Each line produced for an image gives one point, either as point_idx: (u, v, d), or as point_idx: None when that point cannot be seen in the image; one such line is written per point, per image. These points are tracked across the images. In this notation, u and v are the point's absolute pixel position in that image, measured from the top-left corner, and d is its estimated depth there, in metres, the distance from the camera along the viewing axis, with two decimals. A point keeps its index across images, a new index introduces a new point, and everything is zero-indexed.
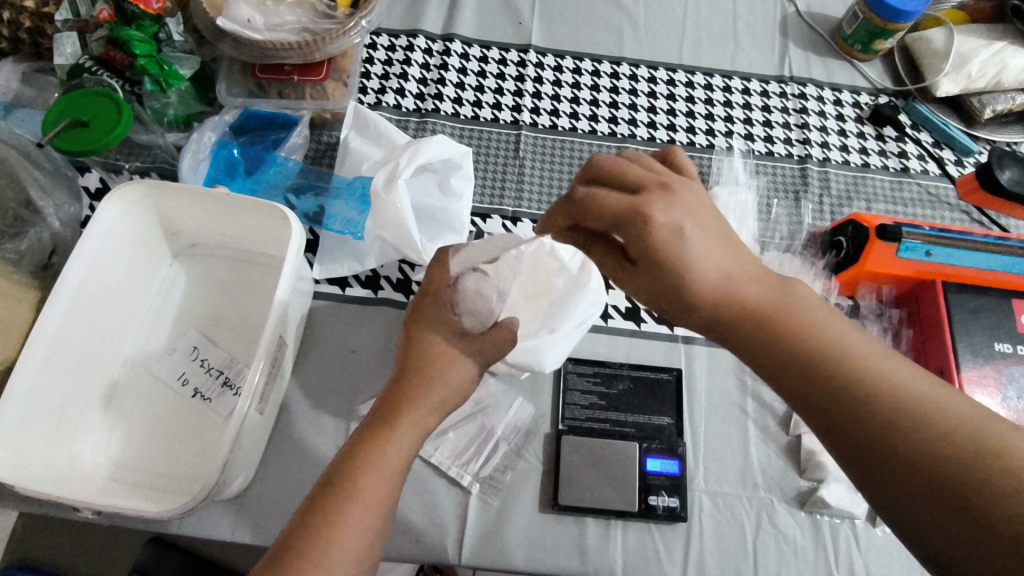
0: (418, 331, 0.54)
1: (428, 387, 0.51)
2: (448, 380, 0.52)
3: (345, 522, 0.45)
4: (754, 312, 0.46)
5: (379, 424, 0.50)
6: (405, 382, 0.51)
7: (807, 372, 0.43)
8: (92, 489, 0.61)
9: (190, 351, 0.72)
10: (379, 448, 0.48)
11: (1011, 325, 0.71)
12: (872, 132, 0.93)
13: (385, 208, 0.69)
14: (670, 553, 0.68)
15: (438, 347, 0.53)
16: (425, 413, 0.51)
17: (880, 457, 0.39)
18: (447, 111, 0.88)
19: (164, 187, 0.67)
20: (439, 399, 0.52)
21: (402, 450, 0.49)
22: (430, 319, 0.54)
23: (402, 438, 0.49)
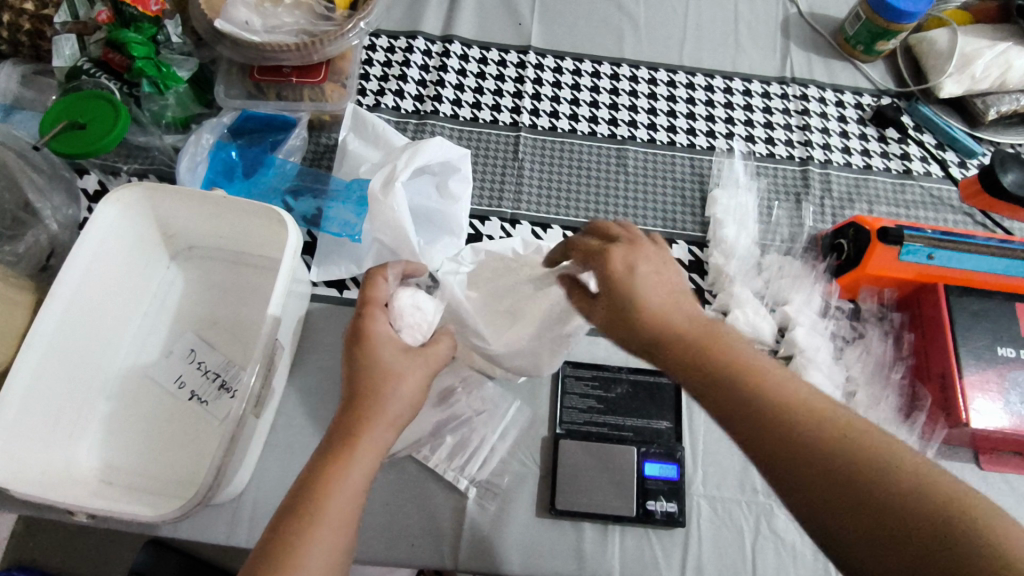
0: (363, 355, 0.53)
1: (377, 407, 0.51)
2: (396, 400, 0.52)
3: (310, 542, 0.44)
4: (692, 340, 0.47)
5: (334, 446, 0.49)
6: (358, 403, 0.51)
7: (743, 399, 0.43)
8: (87, 493, 0.61)
9: (187, 354, 0.72)
10: (341, 465, 0.47)
11: (1014, 329, 0.70)
12: (875, 134, 0.92)
13: (382, 211, 0.69)
14: (668, 558, 0.67)
15: (383, 368, 0.53)
16: (383, 428, 0.51)
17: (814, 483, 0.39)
18: (446, 113, 0.87)
19: (163, 189, 0.67)
20: (391, 417, 0.51)
21: (361, 467, 0.48)
22: (371, 343, 0.54)
23: (358, 458, 0.48)
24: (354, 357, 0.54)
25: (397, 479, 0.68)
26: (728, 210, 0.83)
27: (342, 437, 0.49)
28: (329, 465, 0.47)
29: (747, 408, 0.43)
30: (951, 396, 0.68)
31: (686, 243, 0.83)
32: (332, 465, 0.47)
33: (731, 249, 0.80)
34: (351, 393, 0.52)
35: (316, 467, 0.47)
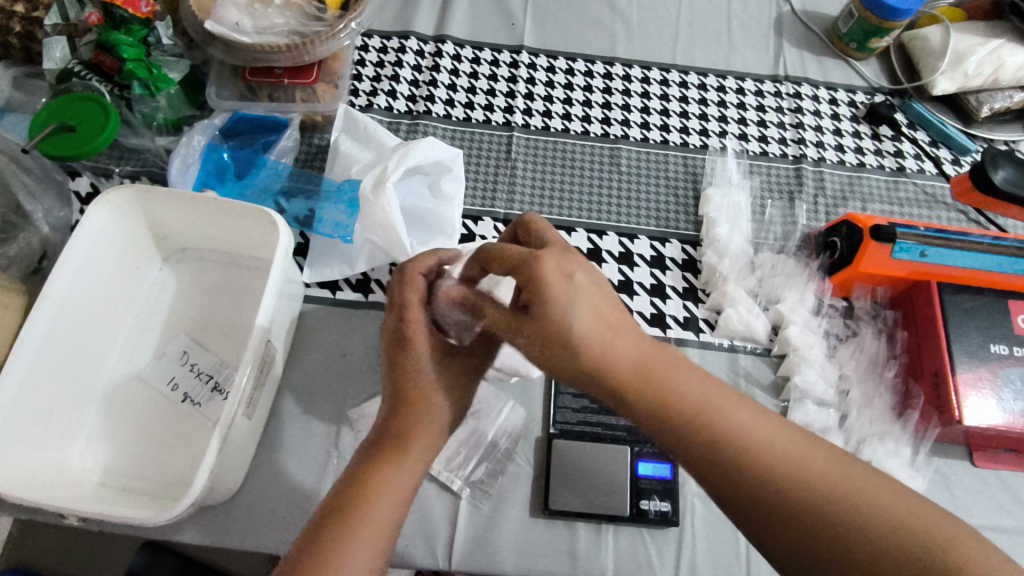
0: (408, 358, 0.52)
1: (422, 414, 0.50)
2: (439, 407, 0.51)
3: (352, 551, 0.44)
4: (635, 371, 0.44)
5: (378, 456, 0.48)
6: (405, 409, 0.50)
7: (685, 434, 0.44)
8: (79, 495, 0.61)
9: (180, 356, 0.72)
10: (387, 473, 0.48)
11: (1006, 326, 0.70)
12: (868, 131, 0.92)
13: (374, 212, 0.69)
14: (662, 557, 0.67)
15: (426, 373, 0.51)
16: (428, 439, 0.50)
17: (756, 510, 0.42)
18: (439, 113, 0.87)
19: (153, 192, 0.67)
20: (436, 425, 0.51)
21: (406, 478, 0.48)
22: (414, 348, 0.52)
23: (403, 467, 0.48)
24: (396, 360, 0.52)
25: None
26: (722, 208, 0.83)
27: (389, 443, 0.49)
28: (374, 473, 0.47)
29: (692, 443, 0.43)
30: (944, 394, 0.68)
31: (680, 243, 0.83)
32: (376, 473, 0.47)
33: (724, 248, 0.80)
34: (395, 399, 0.51)
35: (360, 475, 0.48)
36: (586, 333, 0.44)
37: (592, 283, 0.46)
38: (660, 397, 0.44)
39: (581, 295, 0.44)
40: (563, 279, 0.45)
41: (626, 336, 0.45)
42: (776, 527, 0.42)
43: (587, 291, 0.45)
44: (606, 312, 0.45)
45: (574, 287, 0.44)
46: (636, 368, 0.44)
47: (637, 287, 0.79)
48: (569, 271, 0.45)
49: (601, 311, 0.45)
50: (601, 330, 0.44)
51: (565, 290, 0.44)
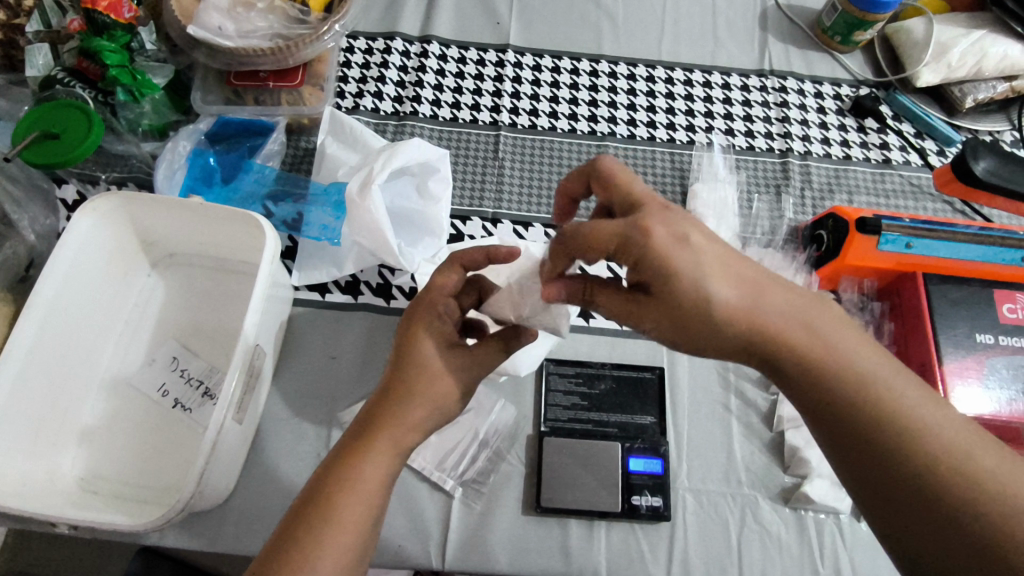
0: (404, 348, 0.54)
1: (401, 404, 0.51)
2: (428, 393, 0.52)
3: (321, 545, 0.45)
4: (772, 324, 0.45)
5: (347, 449, 0.49)
6: (383, 398, 0.51)
7: (822, 386, 0.45)
8: (70, 502, 0.61)
9: (170, 361, 0.72)
10: (357, 463, 0.48)
11: (992, 315, 0.71)
12: (854, 124, 0.92)
13: (360, 214, 0.68)
14: (654, 552, 0.67)
15: (419, 357, 0.53)
16: (406, 430, 0.50)
17: (884, 466, 0.43)
18: (425, 114, 0.87)
19: (138, 198, 0.67)
20: (416, 416, 0.51)
21: (378, 469, 0.48)
22: (417, 334, 0.54)
23: (374, 458, 0.48)
24: (400, 345, 0.54)
25: None
26: (709, 203, 0.83)
27: (358, 436, 0.50)
28: (343, 465, 0.48)
29: (825, 396, 0.45)
30: (931, 384, 0.68)
31: None
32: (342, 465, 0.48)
33: None
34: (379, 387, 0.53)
35: (331, 466, 0.48)
36: (720, 292, 0.45)
37: (716, 245, 0.46)
38: (802, 349, 0.45)
39: (706, 253, 0.45)
40: (686, 240, 0.45)
41: (761, 291, 0.46)
42: (905, 488, 0.42)
43: (711, 249, 0.45)
44: (739, 270, 0.46)
45: (698, 246, 0.45)
46: (775, 323, 0.45)
47: None
48: (683, 234, 0.45)
49: (733, 267, 0.46)
50: (735, 288, 0.45)
51: (684, 253, 0.45)
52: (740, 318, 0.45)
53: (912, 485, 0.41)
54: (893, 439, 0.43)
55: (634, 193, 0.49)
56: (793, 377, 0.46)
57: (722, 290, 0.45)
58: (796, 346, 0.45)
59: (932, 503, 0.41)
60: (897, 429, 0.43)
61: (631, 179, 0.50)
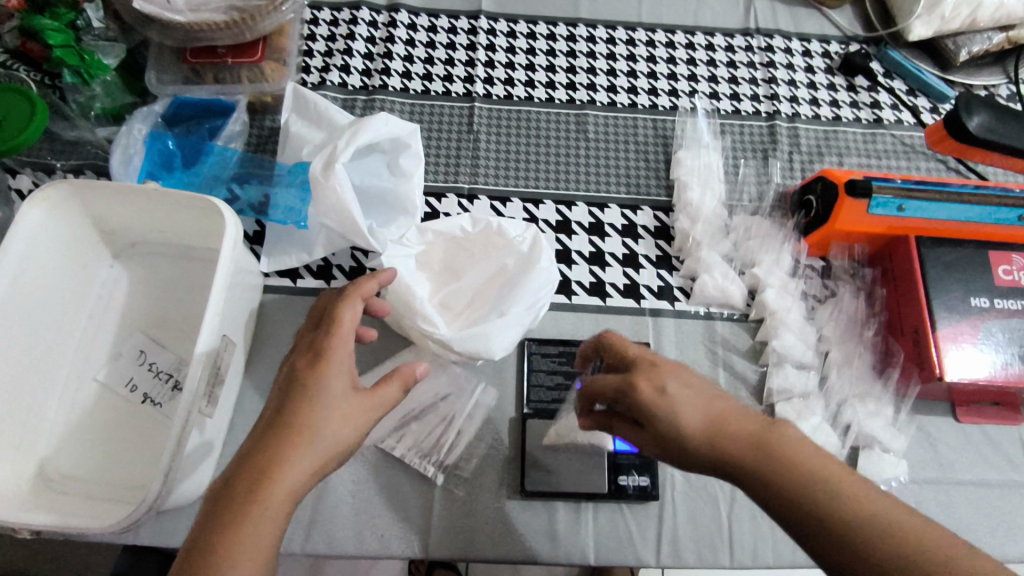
0: (300, 386, 0.47)
1: (295, 455, 0.44)
2: (323, 441, 0.45)
3: None
4: (765, 472, 0.40)
5: (228, 509, 0.40)
6: (275, 441, 0.44)
7: (826, 526, 0.38)
8: (37, 505, 0.59)
9: (137, 355, 0.70)
10: (243, 524, 0.40)
11: (988, 277, 0.68)
12: (844, 83, 0.88)
13: (326, 194, 0.65)
14: (643, 532, 0.66)
15: (315, 398, 0.46)
16: (305, 477, 0.44)
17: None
18: (395, 87, 0.83)
19: (91, 186, 0.63)
20: (308, 468, 0.44)
21: (276, 524, 0.41)
22: (319, 370, 0.48)
23: (263, 519, 0.41)
24: (295, 381, 0.47)
25: (362, 470, 0.66)
26: (694, 170, 0.80)
27: (245, 489, 0.41)
28: (226, 528, 0.40)
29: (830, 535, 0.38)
30: (925, 351, 0.66)
31: (652, 209, 0.80)
32: (223, 532, 0.40)
33: (697, 212, 0.77)
34: (269, 429, 0.45)
35: (210, 530, 0.40)
36: (689, 428, 0.43)
37: (699, 393, 0.44)
38: (788, 483, 0.40)
39: (683, 400, 0.43)
40: (662, 388, 0.44)
41: (744, 432, 0.42)
42: None
43: (689, 396, 0.44)
44: (711, 407, 0.43)
45: (674, 396, 0.44)
46: (769, 468, 0.40)
47: (609, 258, 0.77)
48: (653, 383, 0.44)
49: (712, 413, 0.43)
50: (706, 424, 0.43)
51: (651, 396, 0.44)
52: (725, 465, 0.42)
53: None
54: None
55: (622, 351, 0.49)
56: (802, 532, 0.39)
57: (703, 438, 0.42)
58: (792, 488, 0.40)
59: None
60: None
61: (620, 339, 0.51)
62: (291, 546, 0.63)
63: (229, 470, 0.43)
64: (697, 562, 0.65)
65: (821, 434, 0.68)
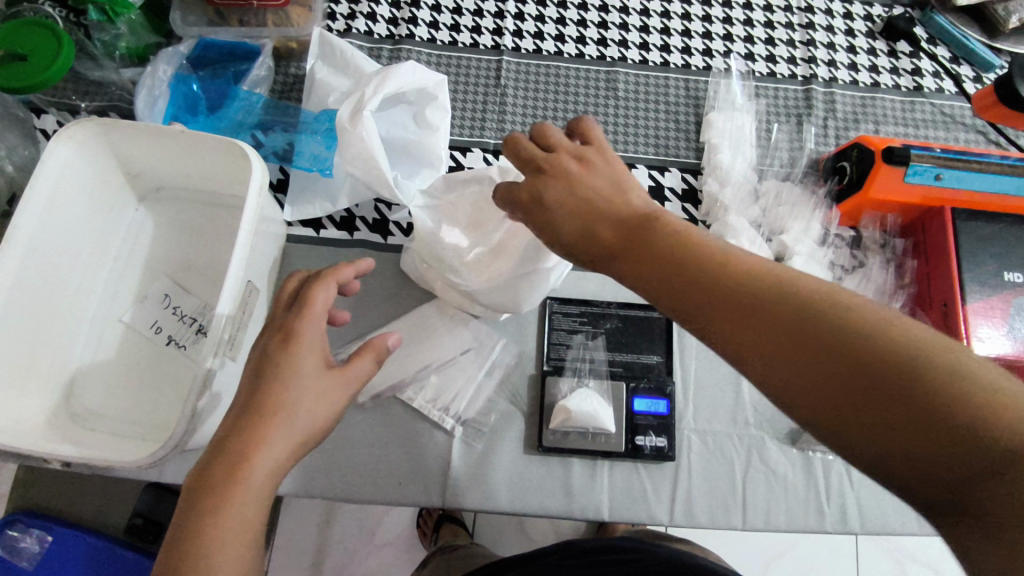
0: (270, 370, 0.47)
1: (273, 437, 0.44)
2: (301, 421, 0.46)
3: None
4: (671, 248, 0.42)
5: (210, 493, 0.41)
6: (248, 425, 0.44)
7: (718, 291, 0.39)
8: (68, 440, 0.61)
9: (162, 299, 0.70)
10: (226, 506, 0.41)
11: (1023, 253, 0.67)
12: (885, 48, 0.85)
13: (352, 142, 0.63)
14: (658, 492, 0.66)
15: (290, 380, 0.46)
16: (281, 459, 0.44)
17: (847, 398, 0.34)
18: (423, 37, 0.81)
19: (118, 125, 0.62)
20: (287, 448, 0.45)
21: (255, 508, 0.42)
22: (288, 354, 0.47)
23: (243, 499, 0.41)
24: (266, 364, 0.47)
25: (380, 420, 0.67)
26: (725, 133, 0.78)
27: (222, 475, 0.42)
28: (208, 512, 0.40)
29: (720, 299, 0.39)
30: (953, 324, 0.65)
31: (680, 171, 0.78)
32: (206, 518, 0.40)
33: (726, 176, 0.76)
34: (241, 415, 0.45)
35: (192, 515, 0.40)
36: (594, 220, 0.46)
37: (610, 186, 0.48)
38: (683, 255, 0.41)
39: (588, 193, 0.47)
40: (570, 200, 0.47)
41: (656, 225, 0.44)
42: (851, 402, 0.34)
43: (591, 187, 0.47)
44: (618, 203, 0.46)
45: (570, 200, 0.47)
46: (677, 253, 0.42)
47: None
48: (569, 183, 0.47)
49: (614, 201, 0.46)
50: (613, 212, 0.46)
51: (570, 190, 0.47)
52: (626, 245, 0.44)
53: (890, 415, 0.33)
54: (866, 369, 0.34)
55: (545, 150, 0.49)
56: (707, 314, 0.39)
57: (600, 228, 0.46)
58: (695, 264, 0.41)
59: (924, 429, 0.32)
60: (870, 346, 0.34)
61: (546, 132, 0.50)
62: (310, 489, 0.64)
63: (205, 457, 0.43)
64: (708, 522, 0.66)
65: None
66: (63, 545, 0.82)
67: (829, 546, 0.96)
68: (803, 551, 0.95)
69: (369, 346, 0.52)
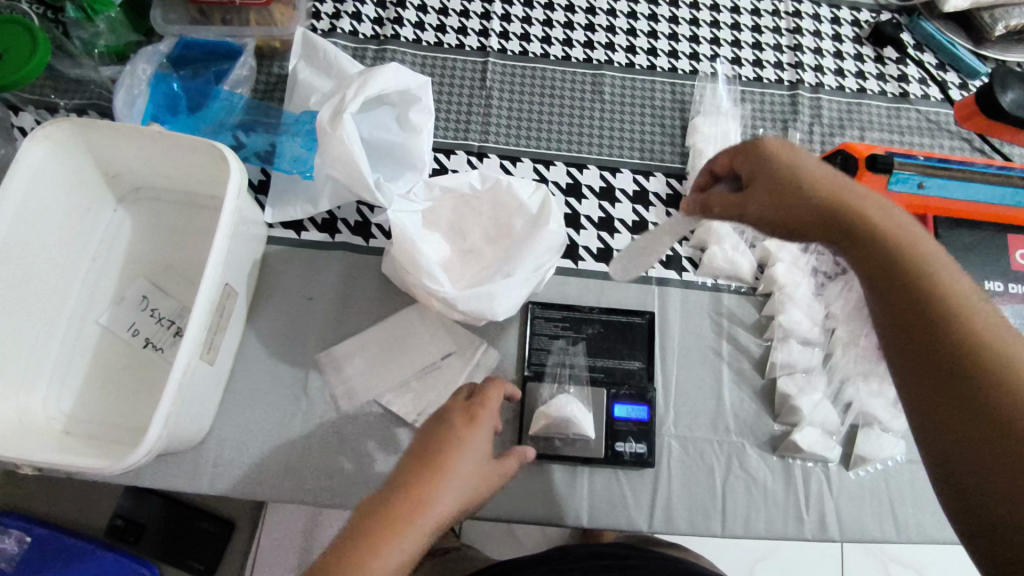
0: (447, 430, 0.50)
1: (441, 490, 0.46)
2: (463, 487, 0.48)
3: None
4: (888, 250, 0.46)
5: (379, 523, 0.43)
6: (426, 470, 0.47)
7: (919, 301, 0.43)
8: (43, 443, 0.60)
9: (140, 301, 0.69)
10: (388, 537, 0.42)
11: (1004, 262, 0.67)
12: (872, 54, 0.85)
13: (332, 144, 0.62)
14: (637, 498, 0.66)
15: (462, 444, 0.49)
16: (441, 514, 0.45)
17: (952, 409, 0.40)
18: (408, 37, 0.81)
19: (94, 125, 0.61)
20: (449, 507, 0.46)
21: (406, 551, 0.42)
22: (467, 426, 0.51)
23: (405, 546, 0.43)
24: (444, 428, 0.51)
25: (361, 424, 0.67)
26: (710, 137, 0.78)
27: (393, 509, 0.44)
28: (371, 536, 0.42)
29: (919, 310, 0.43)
30: None
31: (665, 176, 0.78)
32: (364, 546, 0.41)
33: None
34: (417, 462, 0.48)
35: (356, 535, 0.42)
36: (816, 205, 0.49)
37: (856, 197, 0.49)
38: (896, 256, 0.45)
39: (822, 188, 0.49)
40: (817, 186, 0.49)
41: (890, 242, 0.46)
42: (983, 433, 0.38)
43: (824, 191, 0.49)
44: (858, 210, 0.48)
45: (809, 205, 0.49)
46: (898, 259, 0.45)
47: (618, 225, 0.76)
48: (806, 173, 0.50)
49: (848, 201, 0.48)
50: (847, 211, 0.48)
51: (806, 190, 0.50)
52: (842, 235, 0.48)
53: (978, 440, 0.38)
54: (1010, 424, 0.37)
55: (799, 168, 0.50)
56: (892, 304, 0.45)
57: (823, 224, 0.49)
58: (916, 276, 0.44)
59: None
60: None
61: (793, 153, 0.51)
62: (289, 494, 0.64)
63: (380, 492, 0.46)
64: (689, 528, 0.66)
65: (821, 411, 0.69)
66: (42, 545, 0.80)
67: (815, 549, 0.96)
68: (787, 555, 0.96)
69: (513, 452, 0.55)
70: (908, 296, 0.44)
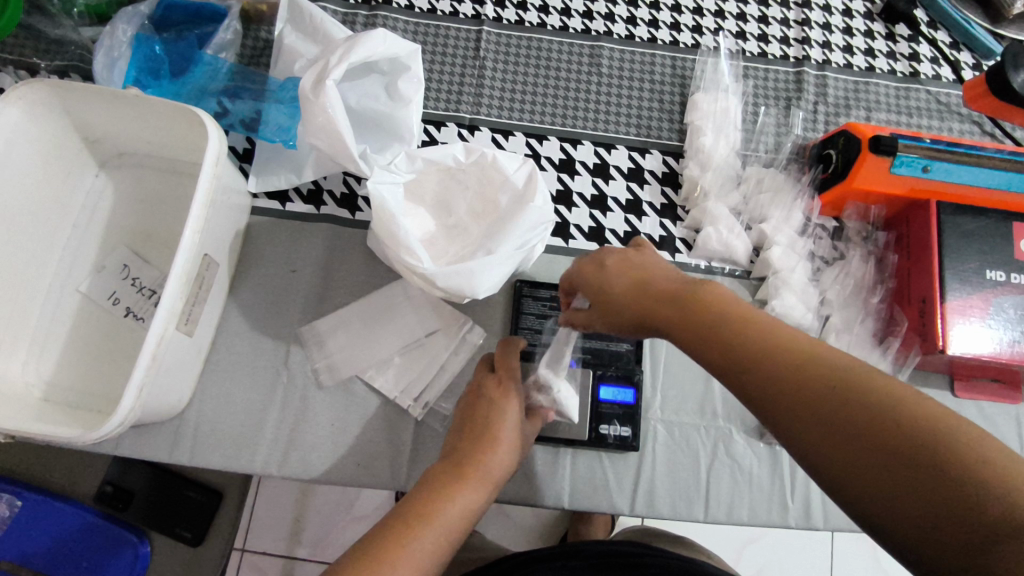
0: (486, 399, 0.59)
1: (493, 451, 0.55)
2: (507, 445, 0.56)
3: (407, 553, 0.45)
4: (691, 321, 0.44)
5: (445, 481, 0.52)
6: (475, 436, 0.56)
7: (741, 356, 0.41)
8: (20, 409, 0.60)
9: (121, 269, 0.68)
10: (456, 488, 0.51)
11: (1008, 251, 0.64)
12: (882, 31, 0.82)
13: (315, 112, 0.60)
14: (620, 481, 0.66)
15: (503, 410, 0.58)
16: (493, 470, 0.54)
17: (860, 456, 0.35)
18: (400, 3, 0.78)
19: (72, 88, 0.59)
20: (502, 464, 0.55)
21: (471, 499, 0.51)
22: (502, 391, 0.59)
23: (469, 492, 0.52)
24: (484, 396, 0.59)
25: (342, 400, 0.66)
26: (709, 115, 0.75)
27: (455, 471, 0.53)
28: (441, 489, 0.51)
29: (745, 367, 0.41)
30: (930, 321, 0.64)
31: (661, 154, 0.76)
32: (435, 497, 0.50)
33: (708, 160, 0.73)
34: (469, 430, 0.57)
35: (427, 488, 0.51)
36: (619, 287, 0.49)
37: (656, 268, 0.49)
38: (700, 325, 0.44)
39: (624, 276, 0.49)
40: (623, 271, 0.49)
41: (690, 302, 0.45)
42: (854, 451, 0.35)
43: (623, 289, 0.48)
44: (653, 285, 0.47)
45: (619, 285, 0.48)
46: (704, 318, 0.44)
47: (611, 203, 0.73)
48: (605, 263, 0.50)
49: (647, 287, 0.47)
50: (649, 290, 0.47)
51: (609, 276, 0.49)
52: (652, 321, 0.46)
53: (905, 479, 0.33)
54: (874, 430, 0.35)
55: (595, 262, 0.51)
56: (745, 386, 0.41)
57: (637, 305, 0.47)
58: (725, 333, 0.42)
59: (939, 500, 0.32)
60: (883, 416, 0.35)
61: (588, 256, 0.52)
62: (268, 468, 0.63)
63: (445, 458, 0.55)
64: (671, 513, 0.65)
65: None
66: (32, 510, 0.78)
67: (803, 534, 0.96)
68: (774, 539, 0.95)
69: (536, 413, 0.62)
70: (753, 367, 0.40)
